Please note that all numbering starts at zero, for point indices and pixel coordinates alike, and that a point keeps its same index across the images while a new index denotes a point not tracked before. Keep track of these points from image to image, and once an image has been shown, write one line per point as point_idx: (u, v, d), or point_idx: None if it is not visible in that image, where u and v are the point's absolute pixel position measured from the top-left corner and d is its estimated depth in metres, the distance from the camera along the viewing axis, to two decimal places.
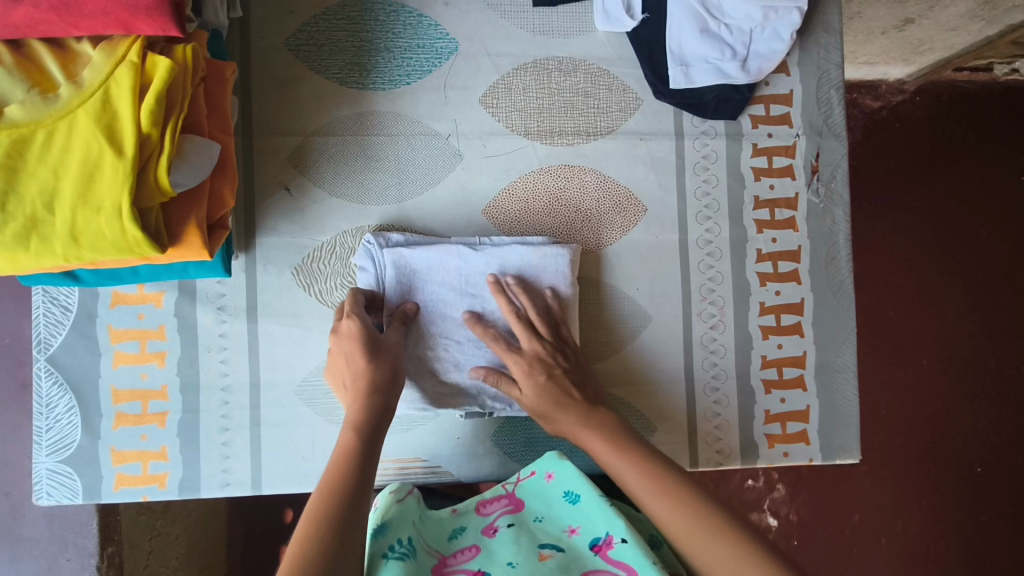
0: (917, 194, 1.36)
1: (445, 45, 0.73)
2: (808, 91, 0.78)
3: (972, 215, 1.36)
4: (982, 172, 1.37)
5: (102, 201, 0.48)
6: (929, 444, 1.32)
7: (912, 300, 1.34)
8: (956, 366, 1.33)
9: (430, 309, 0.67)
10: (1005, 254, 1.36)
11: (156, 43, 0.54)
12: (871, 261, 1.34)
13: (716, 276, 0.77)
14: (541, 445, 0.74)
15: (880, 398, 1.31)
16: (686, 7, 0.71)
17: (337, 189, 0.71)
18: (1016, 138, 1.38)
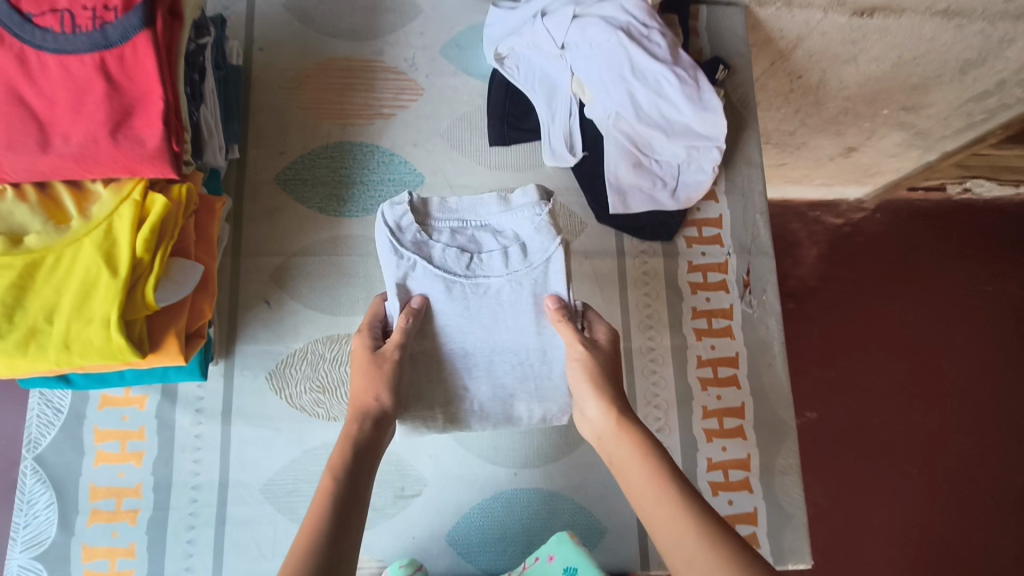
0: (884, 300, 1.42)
1: (413, 178, 0.85)
2: (735, 215, 0.88)
3: (941, 323, 1.42)
4: (942, 281, 1.44)
5: (95, 312, 0.57)
6: (927, 558, 1.27)
7: (890, 406, 1.37)
8: (943, 475, 1.33)
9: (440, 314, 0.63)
10: (979, 361, 1.41)
11: (157, 183, 0.66)
12: (848, 367, 1.38)
13: (660, 380, 0.82)
14: (494, 546, 0.75)
15: (868, 506, 1.30)
16: (619, 145, 0.83)
17: (313, 301, 0.80)
18: (976, 250, 1.47)
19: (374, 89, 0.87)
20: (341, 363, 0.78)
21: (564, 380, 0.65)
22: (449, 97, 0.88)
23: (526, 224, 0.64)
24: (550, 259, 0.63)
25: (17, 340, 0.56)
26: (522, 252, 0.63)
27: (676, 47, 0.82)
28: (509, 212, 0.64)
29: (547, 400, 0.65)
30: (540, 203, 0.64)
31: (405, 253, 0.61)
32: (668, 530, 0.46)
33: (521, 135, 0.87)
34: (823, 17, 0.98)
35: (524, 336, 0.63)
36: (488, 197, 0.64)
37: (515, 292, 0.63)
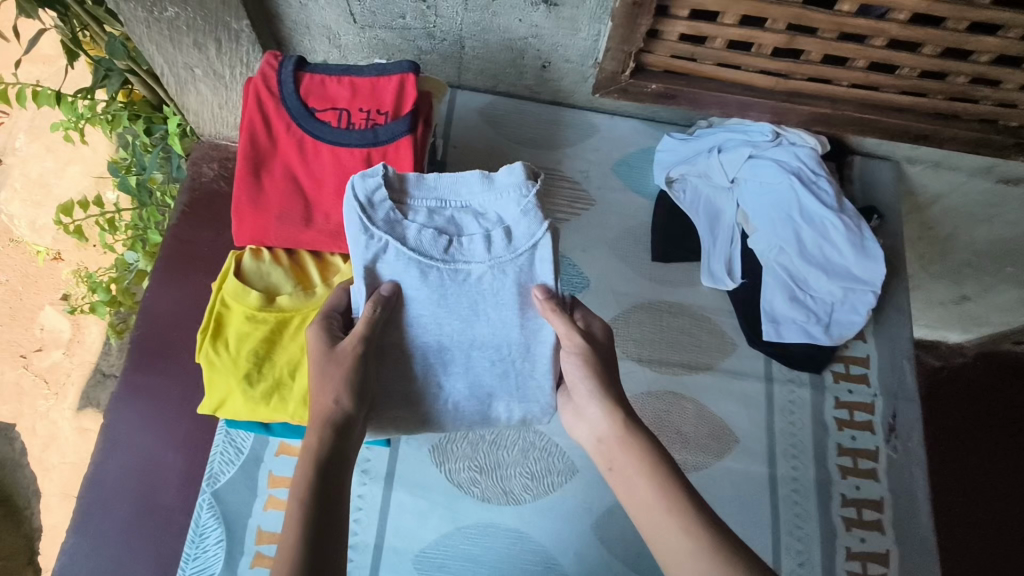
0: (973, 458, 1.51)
1: (578, 279, 0.91)
2: (883, 359, 0.90)
3: None
4: None
5: None
6: None
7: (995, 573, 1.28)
8: None
9: (410, 303, 0.65)
10: None
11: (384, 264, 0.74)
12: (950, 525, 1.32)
13: (802, 513, 0.82)
14: None
15: None
16: (778, 278, 0.88)
17: None
18: None
19: (551, 194, 0.95)
20: (498, 447, 0.82)
21: (546, 380, 0.70)
22: (618, 211, 0.96)
23: (511, 206, 0.66)
24: (533, 246, 0.65)
25: (263, 390, 0.63)
26: (505, 236, 0.65)
27: (841, 194, 0.88)
28: (492, 191, 0.66)
29: (527, 402, 0.71)
30: (525, 185, 0.66)
31: (376, 230, 0.63)
32: (679, 549, 0.54)
33: (682, 254, 0.93)
34: (966, 179, 1.06)
35: (507, 332, 0.67)
36: (469, 177, 0.66)
37: (497, 280, 0.65)
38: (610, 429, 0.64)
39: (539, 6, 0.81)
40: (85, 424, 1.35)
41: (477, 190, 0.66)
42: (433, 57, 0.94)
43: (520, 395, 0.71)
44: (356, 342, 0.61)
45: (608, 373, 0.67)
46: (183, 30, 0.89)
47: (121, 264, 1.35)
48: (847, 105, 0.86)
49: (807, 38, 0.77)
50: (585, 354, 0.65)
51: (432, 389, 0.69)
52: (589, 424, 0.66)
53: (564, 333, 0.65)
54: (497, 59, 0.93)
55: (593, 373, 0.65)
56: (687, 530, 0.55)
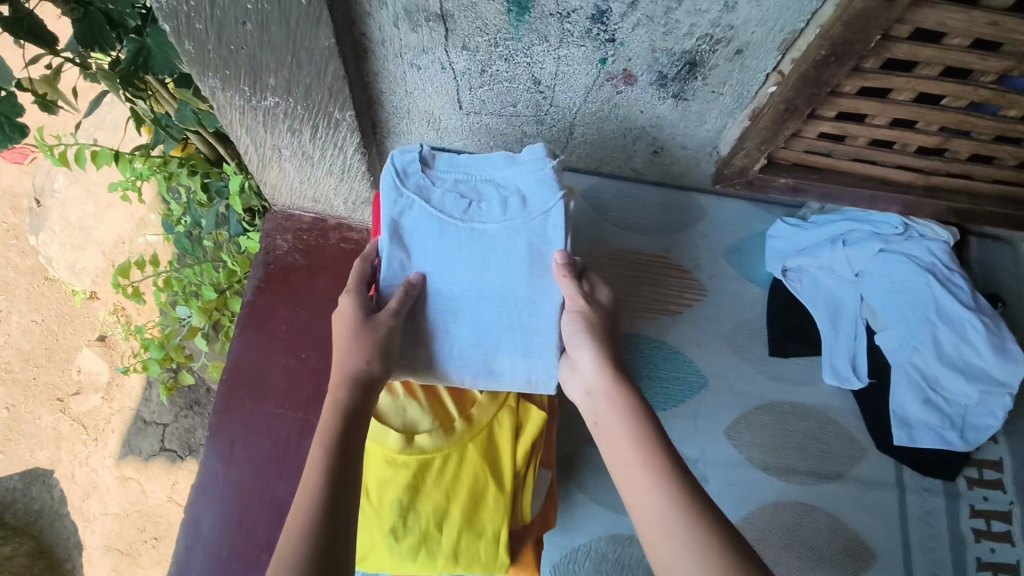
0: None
1: (695, 378, 0.86)
2: (1017, 461, 0.85)
3: None
4: None
5: (485, 526, 0.59)
6: None
7: None
8: None
9: (422, 259, 0.62)
10: None
11: None
12: None
13: None
14: None
15: None
16: (909, 378, 0.83)
17: (599, 495, 0.80)
18: None
19: (662, 283, 0.91)
20: (624, 567, 0.77)
21: (553, 337, 0.61)
22: (731, 301, 0.91)
23: (529, 177, 0.65)
24: (549, 212, 0.63)
25: (411, 545, 0.58)
26: (522, 203, 0.63)
27: (977, 291, 0.84)
28: (514, 165, 0.66)
29: (531, 357, 0.62)
30: (545, 161, 0.65)
31: (405, 192, 0.63)
32: (655, 507, 0.49)
33: (801, 349, 0.88)
34: None
35: (514, 286, 0.61)
36: (495, 154, 0.67)
37: (509, 240, 0.62)
38: (604, 386, 0.58)
39: (668, 100, 0.79)
40: (127, 474, 1.28)
41: (505, 165, 0.66)
42: (538, 140, 0.92)
43: (525, 352, 0.62)
44: (391, 316, 0.58)
45: (610, 334, 0.62)
46: (280, 117, 0.85)
47: (171, 321, 1.27)
48: (985, 201, 0.82)
49: (962, 139, 0.73)
50: (591, 315, 0.61)
51: (437, 345, 0.61)
52: (579, 380, 0.60)
53: (575, 296, 0.60)
54: (607, 144, 0.90)
55: (597, 333, 0.60)
56: (665, 487, 0.50)
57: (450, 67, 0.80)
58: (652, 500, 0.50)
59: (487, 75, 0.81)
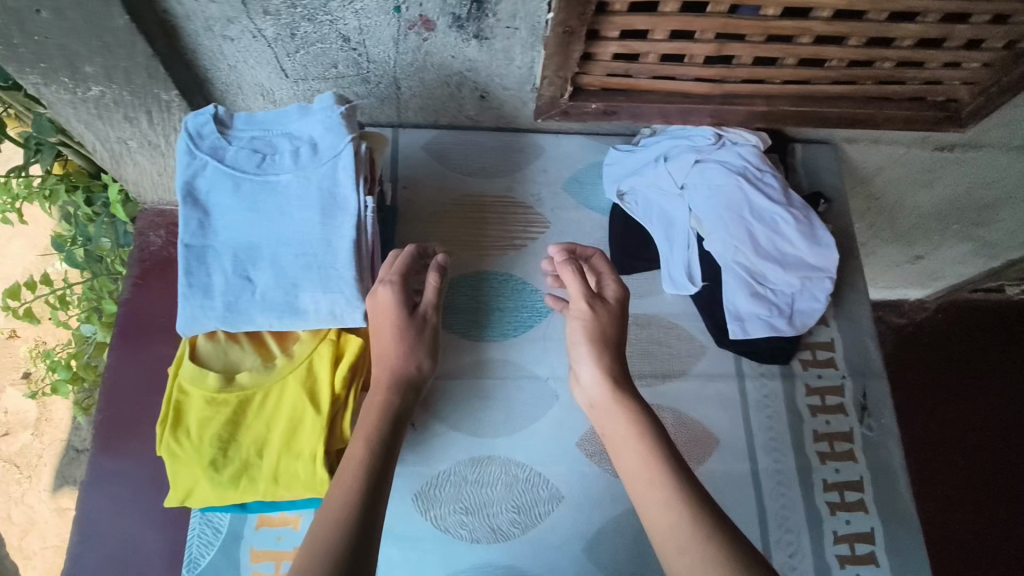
0: (930, 411, 1.78)
1: (543, 304, 0.91)
2: (847, 339, 0.92)
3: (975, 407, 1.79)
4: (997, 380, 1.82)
5: (303, 448, 0.62)
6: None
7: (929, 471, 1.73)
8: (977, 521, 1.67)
9: (220, 214, 0.65)
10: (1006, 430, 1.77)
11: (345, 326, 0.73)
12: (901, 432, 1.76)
13: (789, 504, 0.84)
14: None
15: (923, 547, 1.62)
16: (738, 276, 0.88)
17: (458, 423, 0.84)
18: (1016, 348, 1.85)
19: (506, 221, 0.95)
20: (483, 485, 0.81)
21: (351, 271, 0.64)
22: (574, 230, 0.96)
23: (319, 125, 0.68)
24: (338, 156, 0.66)
25: (231, 474, 0.61)
26: (313, 151, 0.67)
27: (787, 188, 0.90)
28: (307, 116, 0.69)
29: (332, 291, 0.64)
30: (334, 107, 0.68)
31: (198, 153, 0.66)
32: (655, 487, 0.64)
33: (641, 265, 0.95)
34: (903, 151, 1.09)
35: (308, 228, 0.65)
36: (289, 108, 0.70)
37: (302, 186, 0.65)
38: (598, 389, 0.75)
39: (472, 41, 0.83)
40: (64, 505, 1.26)
41: (299, 118, 0.69)
42: (373, 101, 0.95)
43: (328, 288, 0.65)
44: (431, 311, 0.68)
45: (614, 335, 0.77)
46: (112, 107, 0.88)
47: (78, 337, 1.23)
48: (782, 100, 0.88)
49: (736, 43, 0.78)
50: (596, 316, 0.76)
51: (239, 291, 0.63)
52: (586, 389, 0.77)
53: (580, 301, 0.77)
54: (435, 95, 0.94)
55: (599, 334, 0.76)
56: (659, 474, 0.64)
57: (260, 35, 0.83)
58: (647, 477, 0.65)
59: (299, 39, 0.83)
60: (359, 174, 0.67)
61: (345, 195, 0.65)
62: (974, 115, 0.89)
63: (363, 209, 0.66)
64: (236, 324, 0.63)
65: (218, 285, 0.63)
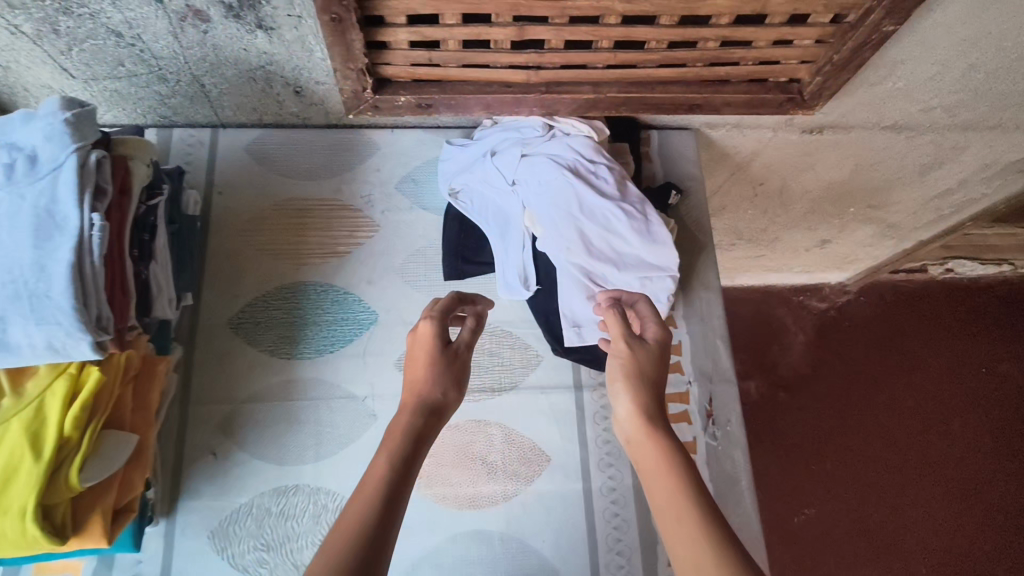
0: (853, 394, 1.74)
1: (366, 316, 0.85)
2: (694, 341, 0.87)
3: (900, 388, 1.75)
4: (924, 360, 1.79)
5: (11, 501, 0.54)
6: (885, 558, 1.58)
7: (860, 455, 1.68)
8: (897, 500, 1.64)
9: None
10: (930, 408, 1.74)
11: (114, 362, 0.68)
12: (825, 416, 1.71)
13: (622, 523, 0.78)
14: None
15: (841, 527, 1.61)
16: (574, 278, 0.82)
17: (263, 450, 0.78)
18: (942, 326, 1.83)
19: (330, 227, 0.88)
20: (287, 518, 0.76)
21: (66, 298, 0.56)
22: (404, 233, 0.89)
23: (40, 134, 0.60)
24: (58, 169, 0.59)
25: None
26: (31, 164, 0.60)
27: (624, 181, 0.84)
28: (30, 124, 0.61)
29: (45, 322, 0.56)
30: (58, 113, 0.60)
31: None
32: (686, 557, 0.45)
33: (475, 268, 0.87)
34: (773, 135, 1.02)
35: (17, 253, 0.57)
36: (14, 116, 0.62)
37: (12, 205, 0.58)
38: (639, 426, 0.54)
39: (258, 33, 0.74)
40: None
41: (21, 126, 0.62)
42: (179, 100, 0.86)
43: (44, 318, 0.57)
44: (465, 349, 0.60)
45: (655, 379, 0.58)
46: None
47: None
48: (609, 87, 0.80)
49: (537, 26, 0.71)
50: (633, 354, 0.58)
51: None
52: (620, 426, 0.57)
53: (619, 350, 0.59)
54: (246, 92, 0.85)
55: (639, 374, 0.57)
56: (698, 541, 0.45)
57: (19, 33, 0.74)
58: (686, 543, 0.45)
59: (65, 36, 0.74)
60: (85, 188, 0.60)
61: (64, 213, 0.58)
62: (817, 96, 0.83)
63: (87, 228, 0.59)
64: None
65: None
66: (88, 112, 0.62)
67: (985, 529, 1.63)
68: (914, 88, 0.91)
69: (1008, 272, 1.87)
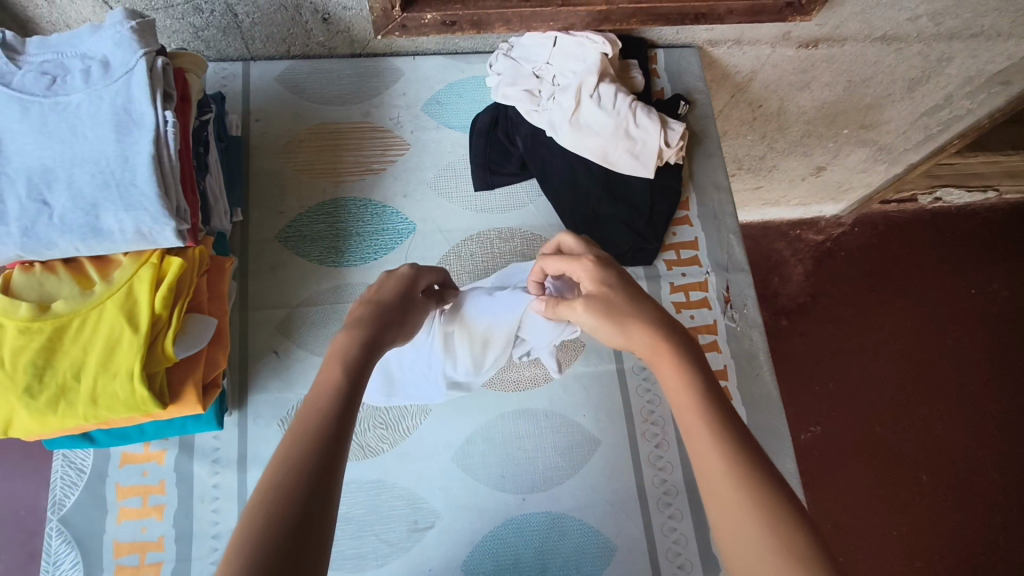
0: (852, 318, 1.82)
1: (405, 226, 0.91)
2: (710, 236, 0.95)
3: (895, 311, 1.83)
4: (917, 284, 1.87)
5: (120, 366, 0.61)
6: (881, 463, 1.68)
7: (860, 374, 1.77)
8: (895, 412, 1.74)
9: (9, 139, 0.62)
10: (925, 327, 1.82)
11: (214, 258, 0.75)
12: (827, 339, 1.79)
13: (654, 398, 0.86)
14: (524, 568, 0.78)
15: (845, 438, 1.70)
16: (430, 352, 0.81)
17: (319, 348, 0.84)
18: (933, 252, 1.91)
19: (363, 147, 0.94)
20: None
21: (150, 187, 0.62)
22: (433, 149, 0.95)
23: (110, 43, 0.66)
24: (129, 72, 0.65)
25: (48, 398, 0.60)
26: (104, 70, 0.65)
27: (617, 94, 0.88)
28: (98, 35, 0.67)
29: (135, 208, 0.62)
30: (124, 24, 0.67)
31: None
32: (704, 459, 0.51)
33: (504, 179, 0.93)
34: (772, 52, 1.09)
35: (102, 147, 0.63)
36: (80, 30, 0.68)
37: (93, 104, 0.64)
38: (629, 339, 0.61)
39: None
40: None
41: (93, 35, 0.67)
42: (212, 32, 0.90)
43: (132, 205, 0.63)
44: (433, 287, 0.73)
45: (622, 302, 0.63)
46: None
47: None
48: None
49: None
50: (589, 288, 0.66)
51: (34, 214, 0.61)
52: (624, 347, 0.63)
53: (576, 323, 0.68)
54: (276, 20, 0.90)
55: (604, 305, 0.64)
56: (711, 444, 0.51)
57: None
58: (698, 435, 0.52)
59: None
60: (156, 89, 0.65)
61: (141, 111, 0.64)
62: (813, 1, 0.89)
63: (162, 125, 0.65)
64: (38, 249, 0.62)
65: (12, 210, 0.61)
66: (149, 24, 0.68)
67: (980, 435, 1.72)
68: None
69: (994, 199, 1.94)
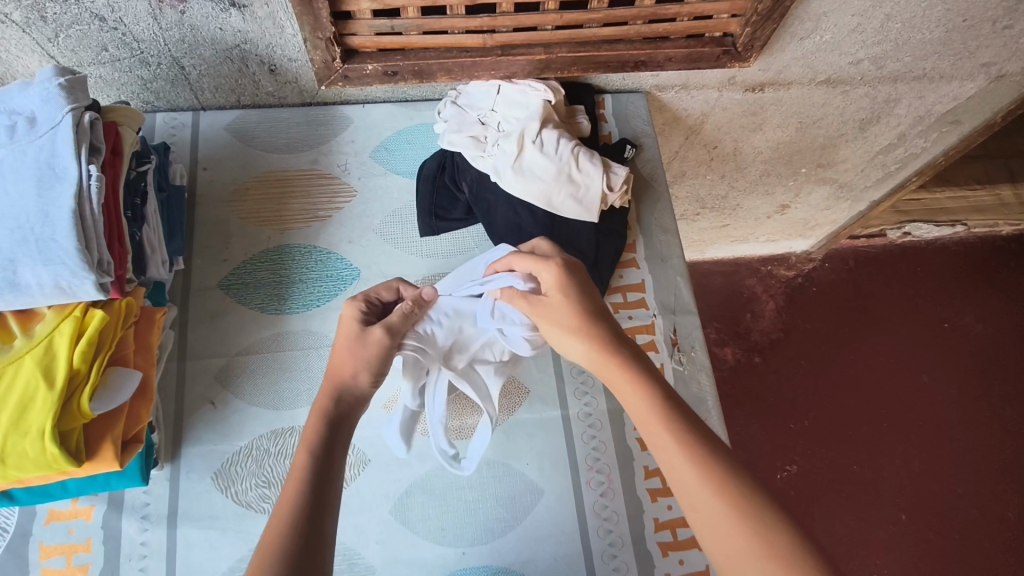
0: (824, 353, 1.81)
1: (349, 272, 0.91)
2: (657, 280, 0.95)
3: (868, 345, 1.83)
4: (889, 318, 1.87)
5: (31, 424, 0.60)
6: (859, 501, 1.65)
7: (834, 410, 1.75)
8: (871, 449, 1.71)
9: None
10: (898, 362, 1.82)
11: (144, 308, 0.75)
12: (800, 376, 1.79)
13: (599, 445, 0.85)
14: None
15: (822, 476, 1.68)
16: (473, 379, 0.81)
17: (255, 397, 0.82)
18: (903, 286, 1.91)
19: (310, 195, 0.94)
20: (286, 457, 0.80)
21: (68, 240, 0.62)
22: (380, 195, 0.96)
23: (38, 99, 0.67)
24: (56, 127, 0.66)
25: None
26: (31, 126, 0.66)
27: (560, 139, 0.89)
28: (27, 90, 0.68)
29: (52, 262, 0.62)
30: (54, 79, 0.68)
31: None
32: (657, 441, 0.57)
33: (449, 225, 0.94)
34: (719, 95, 1.10)
35: (23, 202, 0.63)
36: (11, 85, 0.68)
37: (16, 160, 0.64)
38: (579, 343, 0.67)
39: (231, 11, 0.80)
40: None
41: (21, 90, 0.67)
42: (161, 84, 0.92)
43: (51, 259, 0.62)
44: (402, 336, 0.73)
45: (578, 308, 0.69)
46: None
47: None
48: (560, 48, 0.90)
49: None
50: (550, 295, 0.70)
51: None
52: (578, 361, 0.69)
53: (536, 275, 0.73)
54: (224, 73, 0.91)
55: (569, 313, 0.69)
56: (659, 427, 0.57)
57: (7, 20, 0.78)
58: (654, 430, 0.57)
59: (52, 22, 0.79)
60: (81, 144, 0.66)
61: (65, 166, 0.64)
62: (749, 48, 0.91)
63: (85, 178, 0.64)
64: None
65: None
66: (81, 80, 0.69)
67: (958, 472, 1.69)
68: (840, 41, 1.00)
69: (962, 232, 1.96)
